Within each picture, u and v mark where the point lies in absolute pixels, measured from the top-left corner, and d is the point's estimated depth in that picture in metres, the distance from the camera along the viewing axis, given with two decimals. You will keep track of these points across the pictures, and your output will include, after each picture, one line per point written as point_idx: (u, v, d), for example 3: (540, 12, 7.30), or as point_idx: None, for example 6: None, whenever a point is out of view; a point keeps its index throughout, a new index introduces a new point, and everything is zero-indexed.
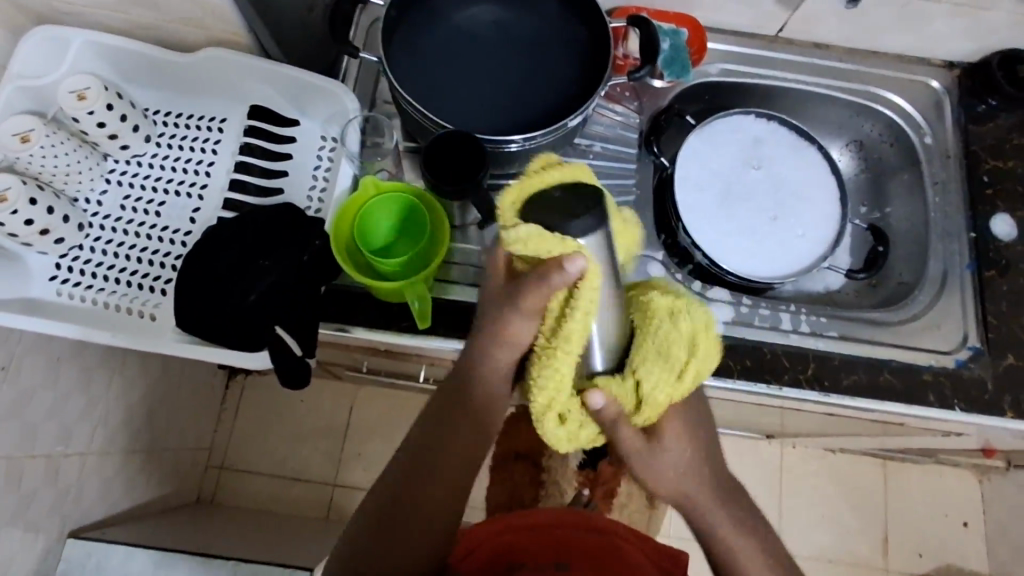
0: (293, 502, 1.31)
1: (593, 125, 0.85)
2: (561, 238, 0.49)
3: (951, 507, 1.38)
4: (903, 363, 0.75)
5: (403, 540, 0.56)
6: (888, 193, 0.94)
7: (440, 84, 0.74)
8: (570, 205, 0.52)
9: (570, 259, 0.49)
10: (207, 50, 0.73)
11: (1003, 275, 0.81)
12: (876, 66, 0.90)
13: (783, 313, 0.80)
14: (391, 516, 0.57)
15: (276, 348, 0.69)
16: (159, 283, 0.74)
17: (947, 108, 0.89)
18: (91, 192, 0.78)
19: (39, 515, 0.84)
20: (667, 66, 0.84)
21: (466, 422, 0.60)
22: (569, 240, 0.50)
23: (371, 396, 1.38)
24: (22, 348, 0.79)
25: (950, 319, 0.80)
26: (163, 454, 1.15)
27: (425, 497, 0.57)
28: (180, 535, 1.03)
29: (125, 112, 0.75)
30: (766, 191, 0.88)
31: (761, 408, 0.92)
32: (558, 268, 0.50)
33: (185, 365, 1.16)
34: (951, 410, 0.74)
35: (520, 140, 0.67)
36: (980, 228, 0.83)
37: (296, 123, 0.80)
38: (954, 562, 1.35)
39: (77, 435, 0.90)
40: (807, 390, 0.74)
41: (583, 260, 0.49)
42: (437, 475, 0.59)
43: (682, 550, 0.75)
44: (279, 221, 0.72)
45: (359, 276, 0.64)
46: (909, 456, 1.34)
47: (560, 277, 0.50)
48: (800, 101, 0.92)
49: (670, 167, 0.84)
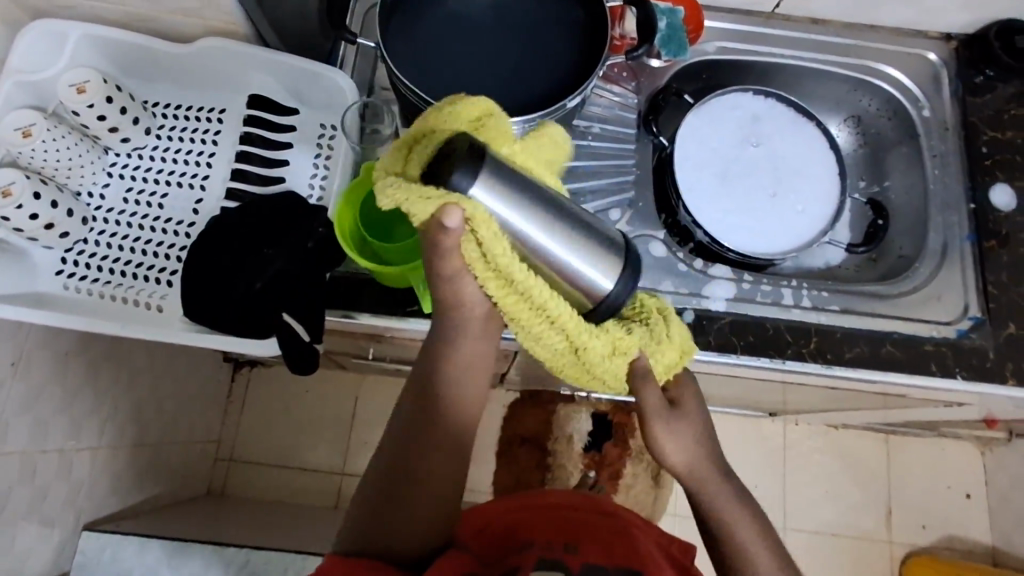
0: (302, 491, 1.33)
1: (591, 106, 0.86)
2: (429, 190, 0.45)
3: (953, 480, 1.39)
4: (904, 334, 0.76)
5: (403, 516, 0.60)
6: (887, 167, 0.94)
7: (437, 68, 0.74)
8: (461, 156, 0.46)
9: (450, 214, 0.45)
10: (204, 40, 0.73)
11: (1003, 246, 0.81)
12: (872, 39, 0.90)
13: (785, 288, 0.81)
14: (386, 495, 0.60)
15: (286, 335, 0.69)
16: (165, 274, 0.75)
17: (944, 80, 0.89)
18: (93, 185, 0.79)
19: (54, 509, 0.86)
20: (664, 45, 0.83)
21: (439, 417, 0.61)
22: (439, 190, 0.45)
23: (375, 384, 1.39)
24: (30, 345, 0.78)
25: (952, 290, 0.81)
26: (173, 447, 1.16)
27: (417, 490, 0.60)
28: (193, 525, 1.04)
29: (125, 104, 0.75)
30: (765, 167, 0.88)
31: (763, 384, 0.92)
32: (440, 225, 0.46)
33: (192, 358, 1.17)
34: (953, 378, 0.74)
35: (519, 122, 0.67)
36: (980, 199, 0.83)
37: (296, 113, 0.80)
38: (958, 534, 1.37)
39: (87, 430, 0.91)
40: (810, 363, 0.74)
41: (462, 209, 0.45)
42: (420, 456, 0.60)
43: (691, 541, 0.76)
44: (284, 209, 0.73)
45: (361, 259, 0.65)
46: (912, 430, 1.35)
47: (449, 234, 0.46)
48: (797, 77, 0.93)
49: (668, 147, 0.84)
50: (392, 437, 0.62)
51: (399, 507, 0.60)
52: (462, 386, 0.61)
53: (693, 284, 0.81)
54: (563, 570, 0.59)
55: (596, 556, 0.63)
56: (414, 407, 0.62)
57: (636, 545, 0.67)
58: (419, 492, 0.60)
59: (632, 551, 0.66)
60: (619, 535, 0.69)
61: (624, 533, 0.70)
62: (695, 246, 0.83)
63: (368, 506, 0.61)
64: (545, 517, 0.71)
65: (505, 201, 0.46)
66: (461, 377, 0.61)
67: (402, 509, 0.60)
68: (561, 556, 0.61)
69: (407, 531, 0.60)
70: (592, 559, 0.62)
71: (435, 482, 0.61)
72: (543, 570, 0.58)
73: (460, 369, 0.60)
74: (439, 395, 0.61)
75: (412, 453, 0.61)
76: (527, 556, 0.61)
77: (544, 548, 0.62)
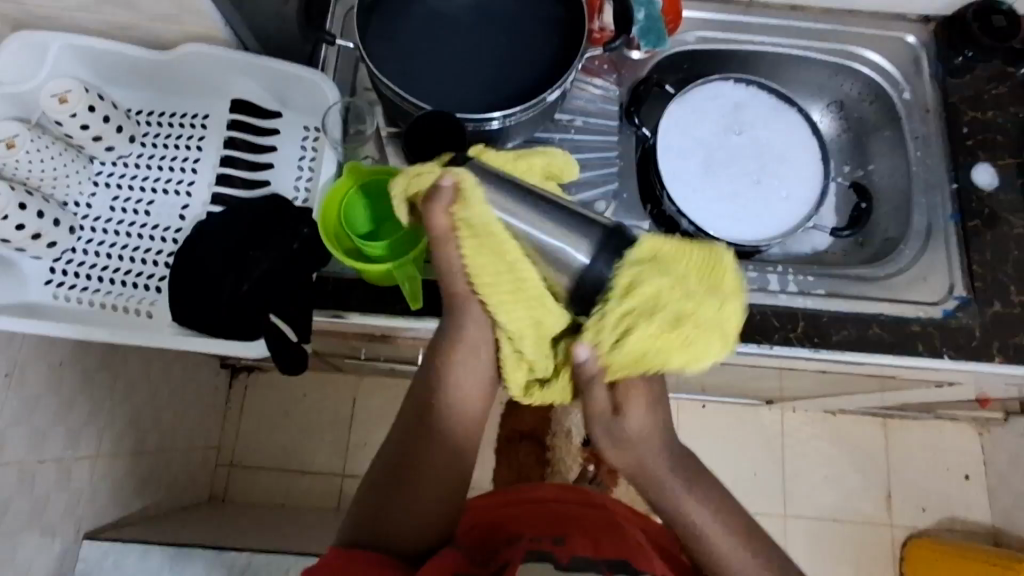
0: (303, 495, 1.33)
1: (573, 99, 0.86)
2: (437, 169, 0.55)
3: (951, 461, 1.40)
4: (891, 316, 0.76)
5: (402, 511, 0.61)
6: (870, 151, 0.95)
7: (418, 67, 0.75)
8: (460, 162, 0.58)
9: (444, 175, 0.54)
10: (185, 46, 0.73)
11: (987, 226, 0.81)
12: (852, 25, 0.91)
13: (771, 274, 0.81)
14: (387, 491, 0.62)
15: (273, 336, 0.69)
16: (154, 281, 0.76)
17: (924, 62, 0.90)
18: (80, 195, 0.79)
19: (54, 519, 0.86)
20: (642, 36, 0.84)
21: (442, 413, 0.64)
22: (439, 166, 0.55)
23: (373, 385, 1.39)
24: (24, 356, 0.79)
25: (936, 272, 0.81)
26: (172, 454, 1.16)
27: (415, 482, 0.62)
28: (194, 531, 1.05)
29: (108, 113, 0.76)
30: (749, 154, 0.88)
31: (756, 371, 0.93)
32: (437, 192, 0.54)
33: (188, 364, 1.17)
34: (941, 358, 0.75)
35: (501, 117, 0.68)
36: (963, 179, 0.84)
37: (279, 115, 0.81)
38: (957, 515, 1.37)
39: (85, 439, 0.92)
40: (798, 347, 0.75)
41: (454, 173, 0.54)
42: (422, 452, 0.62)
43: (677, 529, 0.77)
44: (271, 212, 0.74)
45: (346, 259, 0.65)
46: (908, 413, 1.36)
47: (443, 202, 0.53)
48: (778, 64, 0.93)
49: (652, 137, 0.85)
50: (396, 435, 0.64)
51: (399, 502, 0.61)
52: (464, 383, 0.64)
53: None
54: (552, 563, 0.59)
55: (586, 549, 0.62)
56: (410, 408, 0.65)
57: (626, 534, 0.68)
58: (417, 485, 0.62)
59: (621, 542, 0.65)
60: (608, 525, 0.69)
61: (613, 523, 0.70)
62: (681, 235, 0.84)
63: (365, 504, 0.62)
64: (534, 512, 0.71)
65: (486, 178, 0.55)
66: (468, 375, 0.64)
67: (398, 504, 0.61)
68: (550, 549, 0.61)
69: (404, 527, 0.61)
70: (580, 549, 0.62)
71: (429, 477, 0.62)
72: (532, 562, 0.59)
73: (466, 370, 0.63)
74: (444, 390, 0.64)
75: (415, 447, 0.63)
76: (516, 551, 0.61)
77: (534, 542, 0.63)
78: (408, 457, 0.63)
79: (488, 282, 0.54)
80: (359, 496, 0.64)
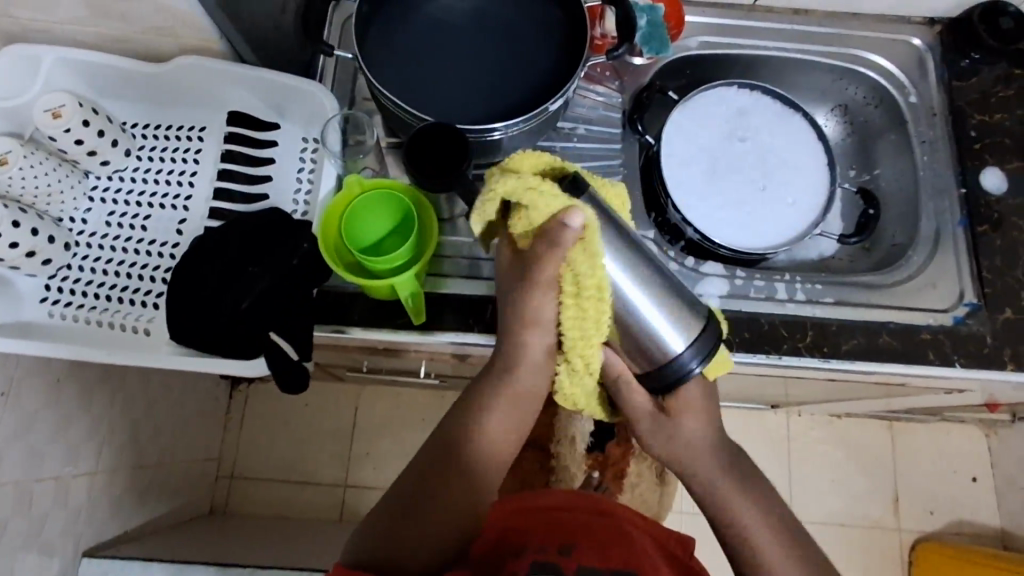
0: (304, 507, 1.32)
1: (575, 107, 0.85)
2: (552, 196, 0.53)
3: (959, 464, 1.38)
4: (901, 324, 0.75)
5: (418, 532, 0.59)
6: (875, 155, 0.94)
7: (418, 77, 0.73)
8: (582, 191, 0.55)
9: (570, 213, 0.52)
10: (180, 58, 0.72)
11: (996, 230, 0.80)
12: (855, 28, 0.90)
13: (778, 282, 0.80)
14: (406, 514, 0.60)
15: (274, 355, 0.69)
16: (151, 297, 0.74)
17: (929, 65, 0.89)
18: (75, 211, 0.78)
19: (53, 537, 0.85)
20: (645, 43, 0.82)
21: (474, 442, 0.63)
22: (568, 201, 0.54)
23: (375, 394, 1.38)
24: (20, 373, 0.78)
25: (946, 277, 0.80)
26: (170, 467, 1.14)
27: (446, 496, 0.61)
28: (194, 546, 1.03)
29: (103, 127, 0.74)
30: (753, 161, 0.87)
31: (763, 379, 0.92)
32: (558, 225, 0.53)
33: (185, 376, 1.15)
34: (952, 366, 0.74)
35: (503, 126, 0.66)
36: (970, 183, 0.82)
37: (277, 127, 0.79)
38: (965, 518, 1.36)
39: (84, 455, 0.90)
40: (808, 357, 0.73)
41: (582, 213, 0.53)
42: (452, 479, 0.62)
43: (688, 534, 0.75)
44: (270, 226, 0.73)
45: (348, 275, 0.64)
46: (912, 416, 1.35)
47: (564, 236, 0.53)
48: (783, 67, 0.92)
49: (655, 145, 0.83)
50: (423, 459, 0.63)
51: (416, 526, 0.60)
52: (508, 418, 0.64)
53: (686, 282, 0.80)
54: None
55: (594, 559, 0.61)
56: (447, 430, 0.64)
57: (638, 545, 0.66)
58: (449, 499, 0.61)
59: (631, 554, 0.64)
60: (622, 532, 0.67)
61: (628, 532, 0.68)
62: (686, 244, 0.83)
63: (380, 524, 0.60)
64: (548, 514, 0.69)
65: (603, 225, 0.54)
66: (506, 413, 0.64)
67: (413, 526, 0.60)
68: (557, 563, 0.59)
69: (416, 546, 0.59)
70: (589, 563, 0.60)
71: (454, 500, 0.61)
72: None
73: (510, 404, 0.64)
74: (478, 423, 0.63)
75: (445, 471, 0.62)
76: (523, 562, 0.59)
77: (544, 553, 0.60)
78: (438, 476, 0.62)
79: (578, 329, 0.58)
80: (371, 516, 0.62)
